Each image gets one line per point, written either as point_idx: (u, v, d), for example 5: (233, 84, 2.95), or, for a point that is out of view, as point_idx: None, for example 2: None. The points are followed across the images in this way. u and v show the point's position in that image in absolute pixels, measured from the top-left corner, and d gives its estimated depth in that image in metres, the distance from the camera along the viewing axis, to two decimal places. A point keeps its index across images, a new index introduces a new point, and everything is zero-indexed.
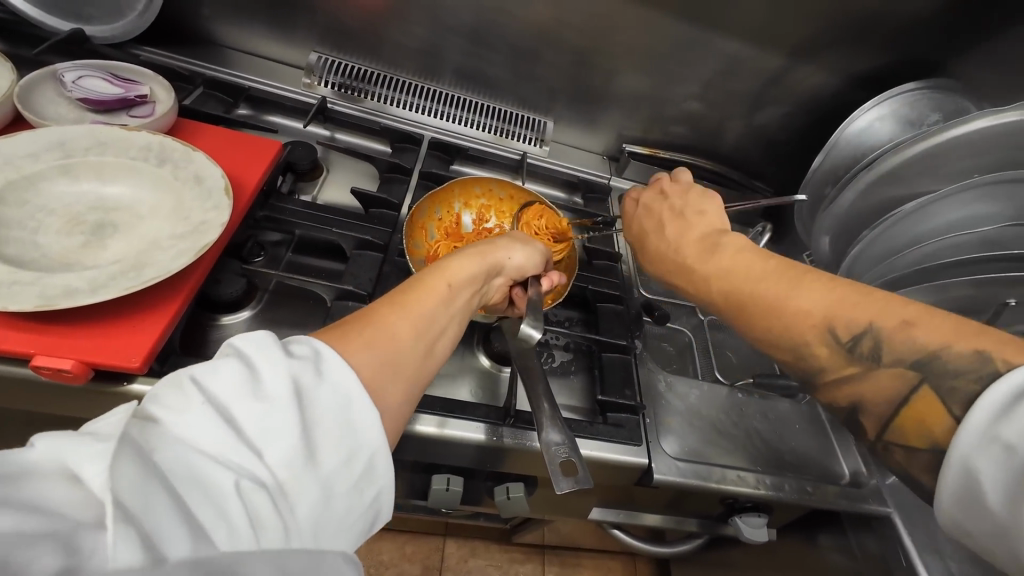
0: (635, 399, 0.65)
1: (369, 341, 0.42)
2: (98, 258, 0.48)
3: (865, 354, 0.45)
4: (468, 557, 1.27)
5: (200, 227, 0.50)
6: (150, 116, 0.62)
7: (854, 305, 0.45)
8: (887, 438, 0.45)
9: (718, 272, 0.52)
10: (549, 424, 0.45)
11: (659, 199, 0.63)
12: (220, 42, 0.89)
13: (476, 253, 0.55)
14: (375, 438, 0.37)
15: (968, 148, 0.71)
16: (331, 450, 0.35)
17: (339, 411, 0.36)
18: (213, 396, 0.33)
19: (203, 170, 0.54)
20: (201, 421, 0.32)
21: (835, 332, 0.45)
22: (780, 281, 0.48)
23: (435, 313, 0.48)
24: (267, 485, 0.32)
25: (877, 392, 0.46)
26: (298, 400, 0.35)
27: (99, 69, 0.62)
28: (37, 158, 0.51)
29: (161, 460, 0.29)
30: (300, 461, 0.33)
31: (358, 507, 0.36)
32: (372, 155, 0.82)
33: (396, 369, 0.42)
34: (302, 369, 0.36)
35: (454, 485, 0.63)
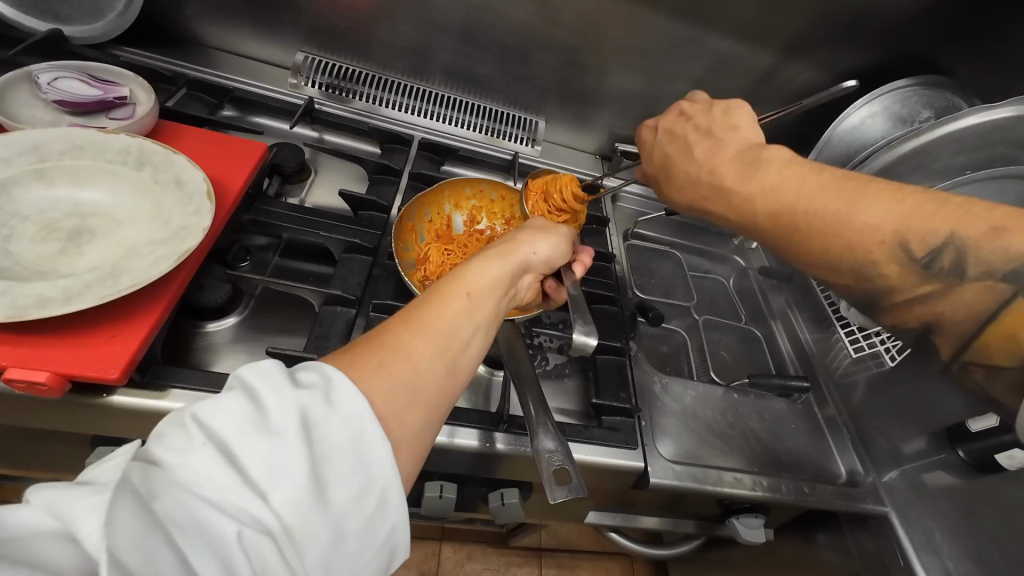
0: (630, 402, 0.64)
1: (383, 367, 0.39)
2: (74, 265, 0.47)
3: (945, 268, 0.44)
4: (465, 562, 1.26)
5: (180, 231, 0.49)
6: (130, 118, 0.60)
7: (924, 215, 0.44)
8: (965, 359, 0.46)
9: (765, 186, 0.50)
10: (541, 431, 0.44)
11: (680, 122, 0.62)
12: (203, 43, 0.87)
13: (499, 255, 0.53)
14: (388, 475, 0.35)
15: (958, 144, 0.71)
16: (342, 487, 0.33)
17: (351, 446, 0.34)
18: (217, 433, 0.31)
19: (184, 174, 0.54)
20: (203, 463, 0.30)
21: (908, 246, 0.44)
22: (837, 198, 0.47)
23: (456, 326, 0.44)
24: (275, 531, 0.30)
25: (956, 309, 0.45)
26: (306, 435, 0.33)
27: (74, 70, 0.60)
28: (10, 164, 0.49)
29: (162, 509, 0.28)
30: (309, 500, 0.32)
31: (373, 542, 0.35)
32: (361, 157, 0.81)
33: (414, 394, 0.39)
34: (311, 400, 0.34)
35: (447, 493, 0.62)
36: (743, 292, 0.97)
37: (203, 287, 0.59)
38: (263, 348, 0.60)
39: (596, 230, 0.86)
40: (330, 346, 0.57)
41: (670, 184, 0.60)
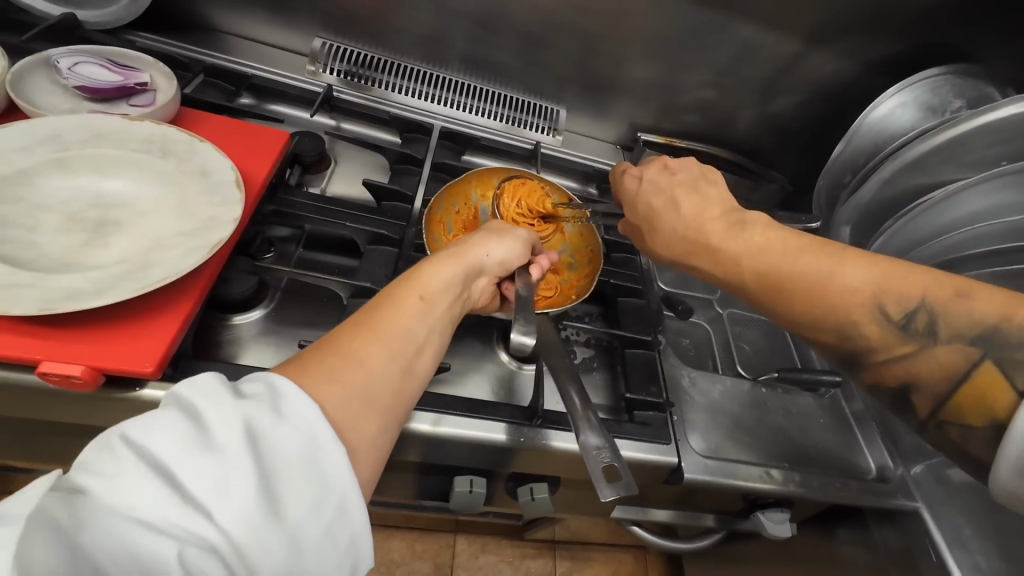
0: (661, 396, 0.63)
1: (336, 374, 0.39)
2: (100, 257, 0.45)
3: (920, 332, 0.44)
4: (480, 554, 1.26)
5: (209, 223, 0.47)
6: (151, 104, 0.59)
7: (900, 279, 0.44)
8: (939, 418, 0.43)
9: (750, 248, 0.50)
10: (586, 427, 0.43)
11: (664, 174, 0.60)
12: (219, 29, 0.85)
13: (449, 256, 0.53)
14: (345, 482, 0.35)
15: (995, 136, 0.69)
16: (293, 498, 0.34)
17: (300, 455, 0.35)
18: (153, 455, 0.31)
19: (210, 163, 0.51)
20: (137, 486, 0.30)
21: (884, 308, 0.45)
22: (821, 258, 0.47)
23: (411, 333, 0.45)
24: (221, 546, 0.31)
25: (933, 370, 0.44)
26: (250, 448, 0.33)
27: (95, 55, 0.58)
28: (31, 151, 0.47)
29: (94, 537, 0.29)
30: (257, 514, 0.32)
31: (333, 552, 0.35)
32: (382, 146, 0.79)
33: (370, 401, 0.40)
34: (256, 411, 0.35)
35: (477, 487, 0.62)
36: None
37: (229, 279, 0.57)
38: (292, 341, 0.59)
39: None
40: None
41: (649, 239, 0.59)
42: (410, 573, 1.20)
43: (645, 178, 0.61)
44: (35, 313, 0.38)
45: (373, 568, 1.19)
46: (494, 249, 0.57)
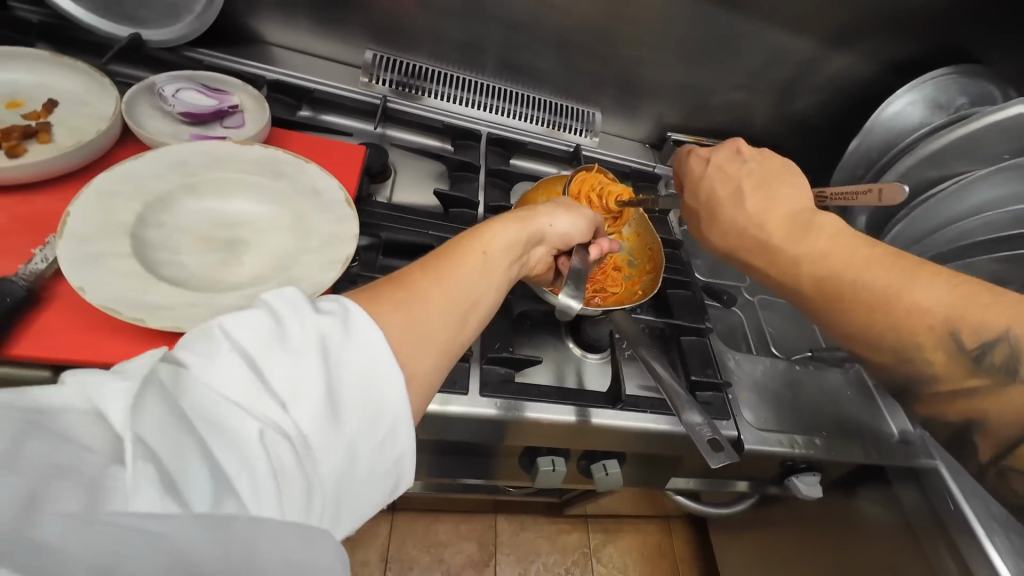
0: (718, 377, 0.71)
1: (399, 302, 0.42)
2: (240, 274, 0.49)
3: (993, 366, 0.48)
4: (519, 532, 1.34)
5: (332, 239, 0.52)
6: (242, 127, 0.62)
7: (979, 310, 0.47)
8: (1002, 465, 0.50)
9: (816, 252, 0.54)
10: (687, 407, 0.50)
11: (734, 160, 0.61)
12: (272, 42, 0.88)
13: (517, 220, 0.55)
14: (400, 402, 0.37)
15: (1006, 134, 0.76)
16: (354, 408, 0.35)
17: (366, 371, 0.37)
18: (242, 347, 0.34)
19: (319, 182, 0.56)
20: (226, 370, 0.32)
21: (958, 337, 0.48)
22: (894, 273, 0.50)
23: (471, 274, 0.48)
24: (292, 435, 0.32)
25: (1003, 407, 0.49)
26: (323, 355, 0.35)
27: (187, 79, 0.62)
28: (164, 178, 0.51)
29: (193, 403, 0.30)
30: (324, 415, 0.34)
31: (379, 466, 0.37)
32: (440, 154, 0.83)
33: (429, 327, 0.42)
34: (331, 326, 0.37)
35: (558, 466, 0.69)
36: None
37: None
38: None
39: (661, 218, 0.90)
40: None
41: (707, 227, 0.63)
42: (457, 553, 1.27)
43: (713, 159, 0.63)
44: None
45: (422, 549, 1.26)
46: (559, 220, 0.59)
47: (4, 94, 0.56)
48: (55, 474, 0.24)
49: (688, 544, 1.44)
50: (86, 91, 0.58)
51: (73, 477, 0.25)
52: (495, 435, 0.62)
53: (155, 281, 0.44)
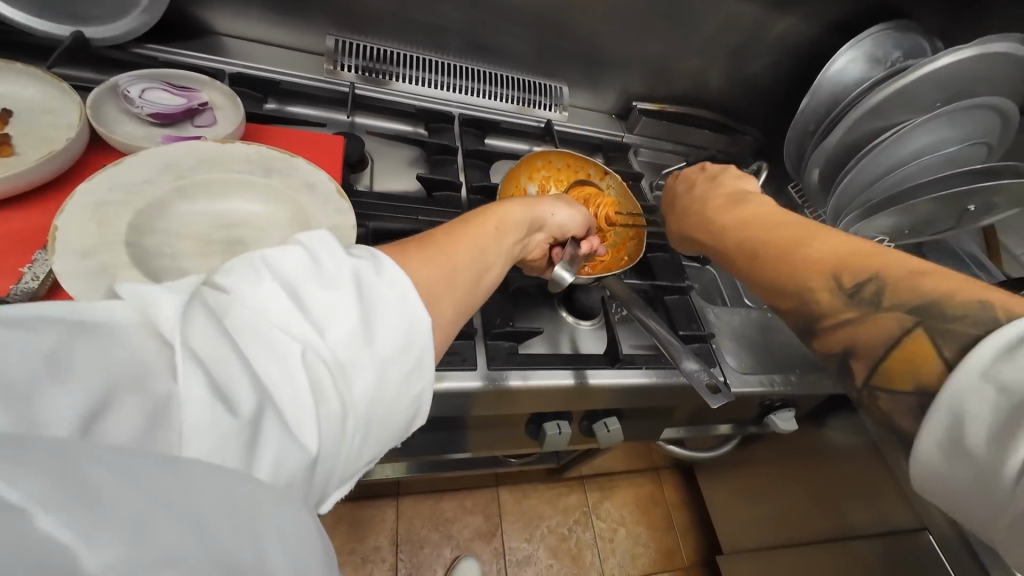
0: (702, 329, 0.77)
1: (422, 260, 0.43)
2: None
3: (865, 300, 0.44)
4: (522, 499, 1.40)
5: (336, 232, 0.52)
6: (214, 125, 0.60)
7: (867, 254, 0.45)
8: (872, 385, 0.43)
9: (746, 219, 0.57)
10: (684, 356, 0.54)
11: (698, 171, 0.73)
12: (226, 34, 0.84)
13: (523, 203, 0.60)
14: (424, 342, 0.37)
15: (935, 83, 0.83)
16: (387, 338, 0.35)
17: (398, 307, 0.36)
18: (281, 274, 0.32)
19: (311, 176, 0.56)
20: (264, 292, 0.31)
21: (839, 278, 0.45)
22: (797, 233, 0.51)
23: (483, 241, 0.50)
24: (330, 360, 0.31)
25: (875, 333, 0.43)
26: (357, 289, 0.34)
27: (154, 79, 0.59)
28: (152, 183, 0.50)
29: (237, 322, 0.29)
30: (359, 343, 0.33)
31: (405, 397, 0.36)
32: (416, 139, 0.84)
33: (447, 284, 0.43)
34: (363, 266, 0.36)
35: (564, 428, 0.73)
36: None
37: None
38: None
39: (635, 186, 0.94)
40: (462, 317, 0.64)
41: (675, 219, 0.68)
42: (465, 527, 1.32)
43: (683, 175, 0.74)
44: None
45: (431, 528, 1.29)
46: (559, 211, 0.64)
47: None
48: (108, 385, 0.24)
49: (679, 490, 1.54)
50: (46, 100, 0.55)
51: (124, 380, 0.25)
52: (505, 406, 0.66)
53: None
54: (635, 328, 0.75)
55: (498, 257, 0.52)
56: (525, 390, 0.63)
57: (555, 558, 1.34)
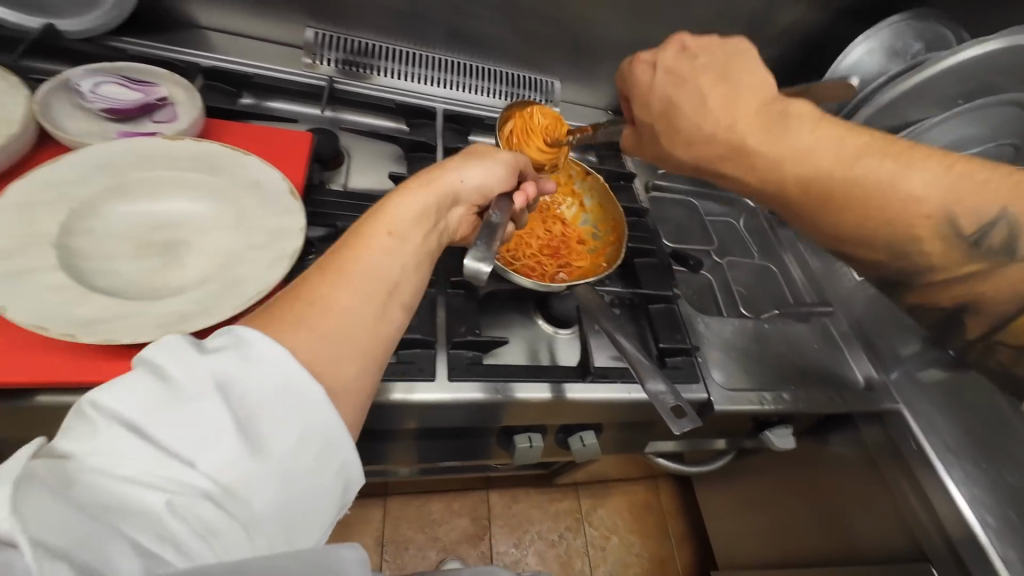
0: (687, 342, 0.72)
1: (293, 322, 0.37)
2: (182, 278, 0.47)
3: (993, 245, 0.49)
4: (512, 503, 1.37)
5: (277, 234, 0.50)
6: (173, 121, 0.58)
7: (969, 195, 0.48)
8: (994, 339, 0.55)
9: (810, 148, 0.50)
10: (650, 376, 0.50)
11: (682, 59, 0.56)
12: (203, 26, 0.82)
13: (417, 184, 0.50)
14: (325, 425, 0.35)
15: (956, 77, 0.76)
16: (277, 442, 0.33)
17: (278, 400, 0.34)
18: (123, 417, 0.30)
19: (260, 174, 0.54)
20: (105, 444, 0.29)
21: (957, 222, 0.49)
22: (886, 163, 0.49)
23: (381, 264, 0.43)
24: (213, 489, 0.30)
25: (997, 288, 0.51)
26: (222, 399, 0.32)
27: (110, 74, 0.58)
28: (91, 182, 0.49)
29: (89, 490, 0.28)
30: (243, 457, 0.32)
31: (324, 482, 0.35)
32: (393, 136, 0.81)
33: (321, 341, 0.37)
34: (224, 363, 0.33)
35: (536, 441, 0.70)
36: (754, 231, 1.04)
37: None
38: None
39: (625, 186, 0.89)
40: (421, 323, 0.61)
41: (670, 148, 0.58)
42: (452, 529, 1.30)
43: (658, 61, 0.58)
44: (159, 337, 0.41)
45: (418, 530, 1.28)
46: (468, 174, 0.54)
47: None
48: None
49: (674, 499, 1.50)
50: None
51: None
52: (467, 419, 0.62)
53: (89, 293, 0.42)
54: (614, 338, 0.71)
55: (416, 270, 0.46)
56: (488, 404, 0.60)
57: (544, 564, 1.31)
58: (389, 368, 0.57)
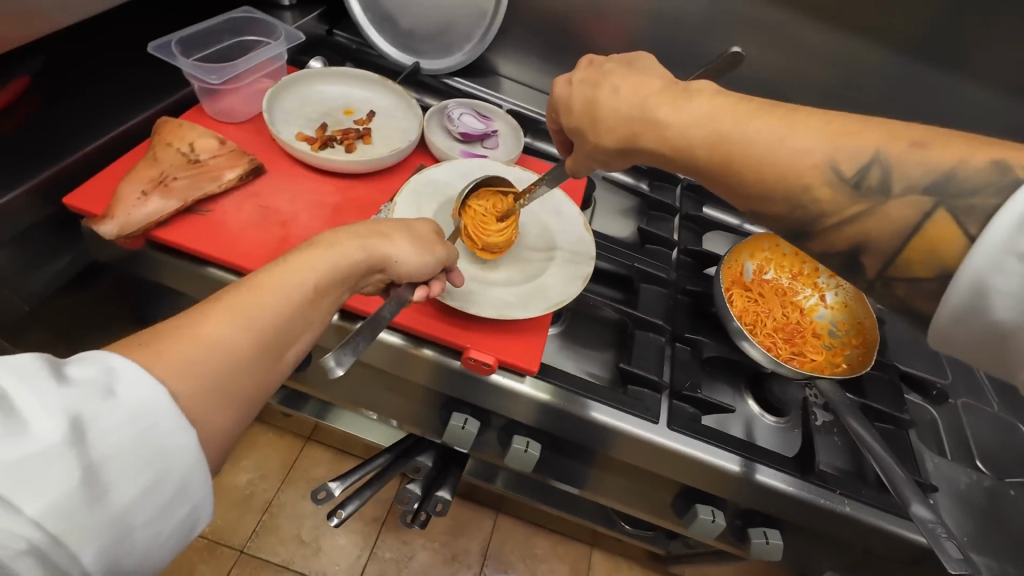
0: (919, 476, 0.66)
1: (192, 350, 0.35)
2: (497, 274, 0.59)
3: (872, 189, 0.40)
4: (613, 572, 1.31)
5: (573, 258, 0.60)
6: (497, 149, 0.74)
7: (857, 136, 0.41)
8: (887, 276, 0.41)
9: (692, 119, 0.46)
10: (915, 502, 0.51)
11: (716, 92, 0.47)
12: (507, 78, 1.02)
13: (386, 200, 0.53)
14: (187, 465, 0.34)
15: None
16: (126, 485, 0.31)
17: (135, 452, 0.31)
18: (61, 382, 0.30)
19: (563, 207, 0.65)
20: (78, 404, 0.30)
21: (838, 169, 0.41)
22: (775, 124, 0.42)
23: (289, 322, 0.40)
24: (40, 543, 0.28)
25: (883, 229, 0.40)
26: (81, 444, 0.30)
27: (468, 107, 0.75)
28: (452, 186, 0.64)
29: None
30: (80, 505, 0.29)
31: (166, 526, 0.34)
32: (638, 193, 0.90)
33: (215, 387, 0.35)
34: (85, 398, 0.30)
35: (718, 518, 0.67)
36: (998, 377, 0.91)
37: None
38: (579, 357, 0.69)
39: None
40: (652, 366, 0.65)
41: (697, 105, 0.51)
42: (550, 571, 1.28)
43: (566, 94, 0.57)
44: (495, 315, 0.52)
45: (518, 560, 1.28)
46: (406, 253, 0.50)
47: (343, 103, 0.72)
48: None
49: None
50: (396, 108, 0.73)
51: None
52: (668, 471, 0.63)
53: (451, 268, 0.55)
54: (833, 446, 0.68)
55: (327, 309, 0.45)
56: (700, 464, 0.61)
57: None
58: (620, 399, 0.61)
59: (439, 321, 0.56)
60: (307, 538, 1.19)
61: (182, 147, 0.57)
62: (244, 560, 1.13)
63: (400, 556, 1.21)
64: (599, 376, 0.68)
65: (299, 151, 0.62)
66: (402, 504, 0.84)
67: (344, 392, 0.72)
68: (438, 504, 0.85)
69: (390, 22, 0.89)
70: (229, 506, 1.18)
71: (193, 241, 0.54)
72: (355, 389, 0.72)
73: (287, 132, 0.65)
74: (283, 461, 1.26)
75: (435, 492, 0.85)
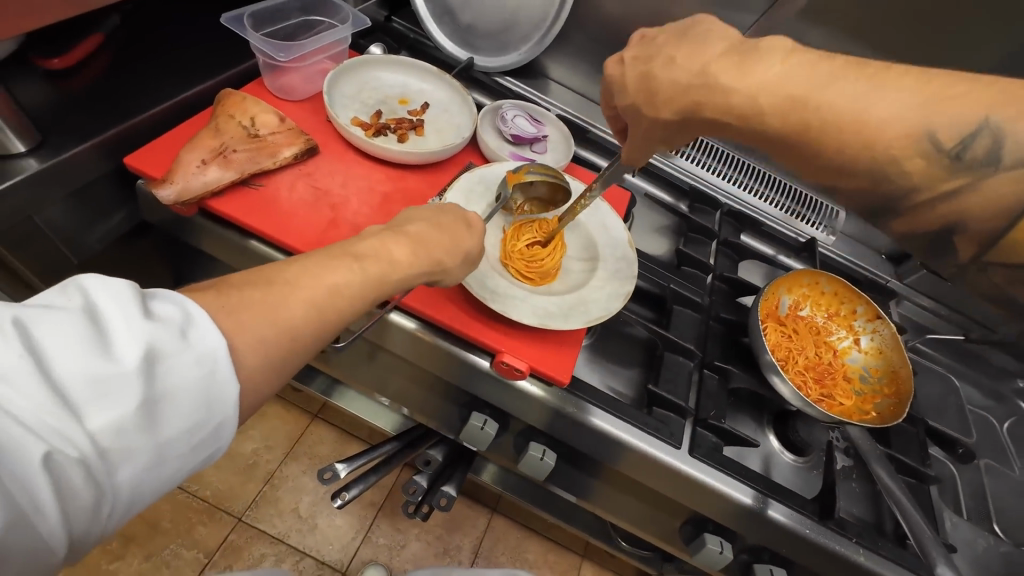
0: (938, 536, 0.64)
1: (255, 315, 0.36)
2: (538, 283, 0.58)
3: (977, 159, 0.35)
4: None
5: (616, 273, 0.59)
6: (545, 154, 0.73)
7: (956, 99, 0.36)
8: (984, 261, 0.38)
9: (763, 85, 0.40)
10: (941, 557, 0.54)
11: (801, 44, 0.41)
12: (558, 83, 1.01)
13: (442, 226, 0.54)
14: (226, 414, 0.34)
15: None
16: (176, 419, 0.32)
17: (189, 392, 0.32)
18: (147, 312, 0.32)
19: (609, 220, 0.64)
20: (153, 333, 0.31)
21: (935, 136, 0.35)
22: (860, 83, 0.37)
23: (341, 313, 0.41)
24: (87, 456, 0.28)
25: (984, 207, 0.36)
26: (148, 368, 0.30)
27: (522, 109, 0.75)
28: (501, 187, 0.63)
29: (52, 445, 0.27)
30: (132, 429, 0.30)
31: (190, 463, 0.34)
32: (679, 214, 0.89)
33: (269, 357, 0.37)
34: (160, 331, 0.31)
35: (726, 550, 0.66)
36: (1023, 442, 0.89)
37: None
38: (606, 373, 0.69)
39: None
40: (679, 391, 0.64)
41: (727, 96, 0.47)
42: None
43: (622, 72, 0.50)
44: (535, 323, 0.52)
45: (510, 562, 1.28)
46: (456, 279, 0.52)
47: (399, 93, 0.73)
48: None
49: None
50: (450, 103, 0.73)
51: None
52: (687, 498, 0.62)
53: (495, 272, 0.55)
54: (852, 493, 0.68)
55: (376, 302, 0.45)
56: (720, 495, 0.60)
57: None
58: (646, 421, 0.61)
59: (478, 322, 0.55)
60: (304, 514, 1.20)
61: (244, 121, 0.57)
62: (243, 527, 1.14)
63: (392, 544, 1.22)
64: (624, 395, 0.67)
65: (355, 137, 0.63)
66: (408, 494, 0.85)
67: (367, 380, 0.72)
68: (442, 498, 0.84)
69: (450, 16, 0.89)
70: (233, 473, 1.20)
71: (248, 217, 0.54)
72: (378, 376, 0.72)
73: (344, 115, 0.65)
74: (289, 435, 1.27)
75: (441, 486, 0.85)
